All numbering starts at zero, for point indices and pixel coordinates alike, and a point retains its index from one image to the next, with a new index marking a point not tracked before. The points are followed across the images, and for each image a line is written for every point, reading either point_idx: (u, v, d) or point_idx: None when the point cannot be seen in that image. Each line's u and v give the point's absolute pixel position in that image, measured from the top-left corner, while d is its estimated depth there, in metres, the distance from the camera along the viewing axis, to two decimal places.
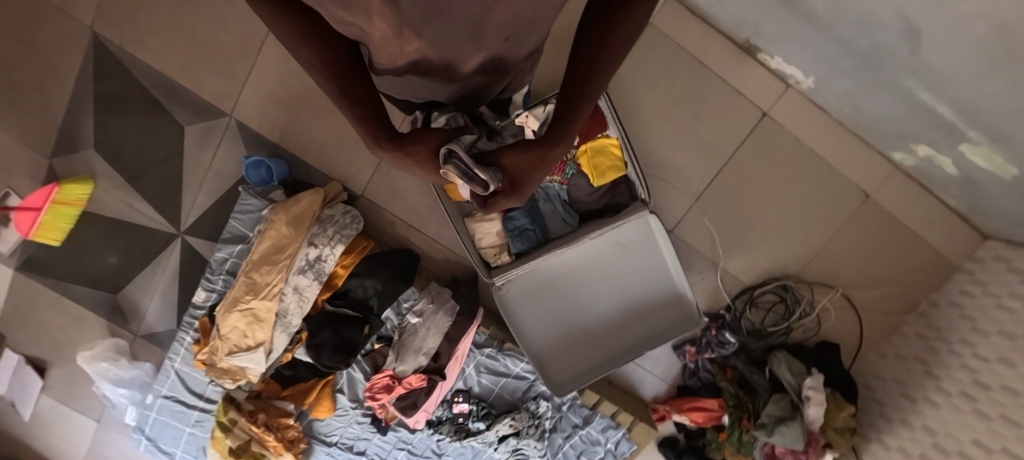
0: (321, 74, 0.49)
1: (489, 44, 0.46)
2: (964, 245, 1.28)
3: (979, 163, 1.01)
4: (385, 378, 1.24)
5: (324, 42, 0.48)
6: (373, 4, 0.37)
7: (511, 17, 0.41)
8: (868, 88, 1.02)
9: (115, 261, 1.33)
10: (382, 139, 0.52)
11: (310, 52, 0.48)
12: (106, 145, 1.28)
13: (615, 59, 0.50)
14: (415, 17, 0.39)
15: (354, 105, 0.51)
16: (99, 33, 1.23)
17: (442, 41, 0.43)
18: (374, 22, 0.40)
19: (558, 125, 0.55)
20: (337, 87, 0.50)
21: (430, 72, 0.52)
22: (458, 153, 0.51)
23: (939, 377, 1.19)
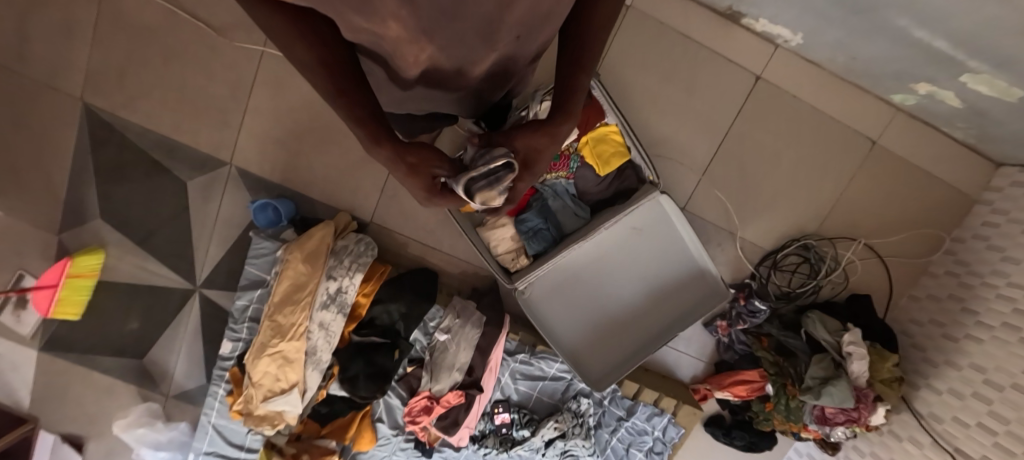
0: (320, 73, 0.42)
1: (502, 44, 0.46)
2: (978, 176, 1.28)
3: (983, 91, 1.01)
4: (422, 400, 1.24)
5: (325, 40, 0.41)
6: (391, 8, 0.36)
7: (524, 16, 0.42)
8: (860, 34, 1.02)
9: (138, 326, 1.34)
10: (382, 138, 0.48)
11: (310, 48, 0.40)
12: (112, 213, 1.29)
13: (603, 31, 0.53)
14: (431, 22, 0.39)
15: (358, 112, 0.45)
16: (90, 103, 1.24)
17: (455, 44, 0.44)
18: (389, 26, 0.39)
19: (562, 102, 0.56)
20: (338, 86, 0.43)
21: (442, 80, 0.53)
22: (469, 174, 0.51)
23: (976, 312, 1.19)
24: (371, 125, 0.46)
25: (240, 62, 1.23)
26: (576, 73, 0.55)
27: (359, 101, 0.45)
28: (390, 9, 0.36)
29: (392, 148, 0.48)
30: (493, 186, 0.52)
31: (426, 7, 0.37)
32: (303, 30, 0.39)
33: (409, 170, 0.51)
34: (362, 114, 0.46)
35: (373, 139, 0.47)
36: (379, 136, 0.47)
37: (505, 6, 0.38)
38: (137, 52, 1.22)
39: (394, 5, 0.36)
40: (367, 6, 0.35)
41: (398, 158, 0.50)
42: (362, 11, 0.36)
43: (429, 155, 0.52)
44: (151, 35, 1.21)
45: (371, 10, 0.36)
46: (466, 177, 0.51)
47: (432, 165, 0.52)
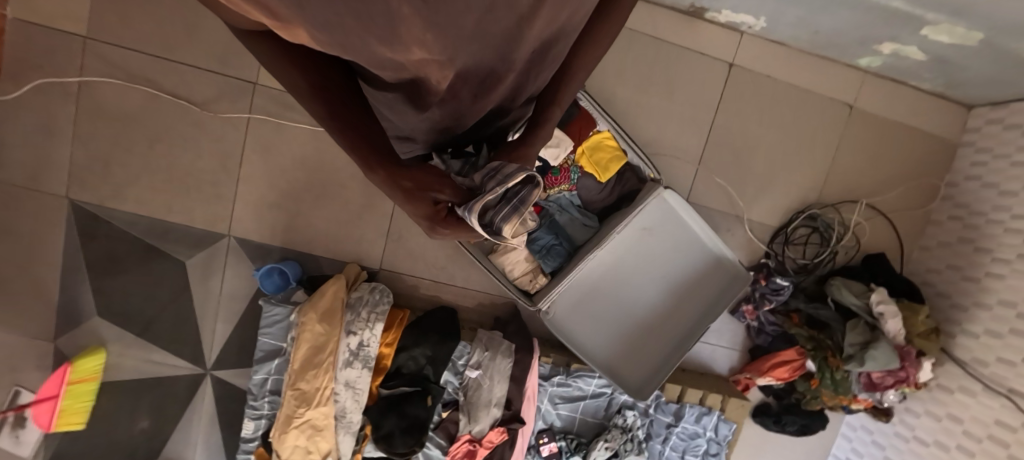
0: (311, 100, 0.42)
1: (515, 62, 0.43)
2: (955, 122, 1.33)
3: (943, 40, 1.06)
4: (464, 444, 1.19)
5: (320, 69, 0.41)
6: (419, 32, 0.31)
7: (543, 26, 0.39)
8: (820, 7, 1.07)
9: (148, 423, 1.27)
10: (377, 161, 0.46)
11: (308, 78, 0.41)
12: (110, 308, 1.24)
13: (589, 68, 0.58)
14: (457, 48, 0.35)
15: (354, 136, 0.45)
16: (76, 200, 1.21)
17: (473, 64, 0.40)
18: (414, 51, 0.33)
19: (534, 124, 0.57)
20: (332, 111, 0.43)
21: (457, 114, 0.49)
22: (487, 197, 0.44)
23: (991, 249, 1.21)
24: (367, 149, 0.46)
25: (227, 133, 1.22)
26: (550, 108, 0.57)
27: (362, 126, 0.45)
28: (419, 36, 0.31)
29: (388, 170, 0.46)
30: (519, 211, 0.45)
31: (452, 34, 0.33)
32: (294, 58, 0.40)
33: (405, 195, 0.47)
34: (355, 139, 0.45)
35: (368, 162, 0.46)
36: (371, 158, 0.45)
37: (526, 17, 0.36)
38: (120, 141, 1.21)
39: (421, 32, 0.31)
40: (395, 38, 0.30)
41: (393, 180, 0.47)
42: (390, 46, 0.31)
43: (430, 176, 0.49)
44: (133, 123, 1.20)
45: (398, 38, 0.31)
46: (481, 202, 0.44)
47: (431, 188, 0.48)
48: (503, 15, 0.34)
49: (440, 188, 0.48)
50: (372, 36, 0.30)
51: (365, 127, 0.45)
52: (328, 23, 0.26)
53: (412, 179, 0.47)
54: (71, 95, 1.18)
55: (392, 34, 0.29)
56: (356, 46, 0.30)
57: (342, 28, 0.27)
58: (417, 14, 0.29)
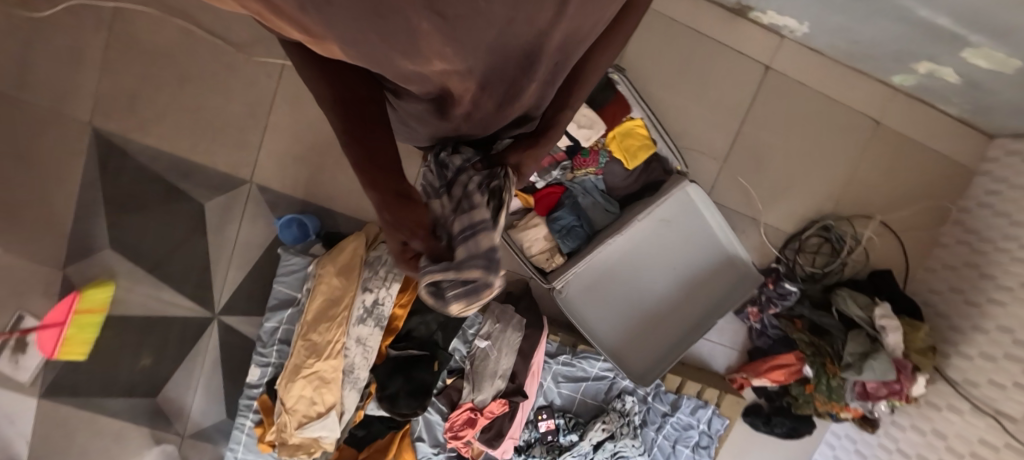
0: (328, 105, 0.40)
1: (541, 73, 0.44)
2: (974, 150, 1.36)
3: (981, 65, 1.08)
4: (465, 412, 1.20)
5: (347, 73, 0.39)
6: (435, 46, 0.32)
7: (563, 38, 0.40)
8: (866, 18, 1.08)
9: (150, 362, 1.27)
10: (380, 182, 0.43)
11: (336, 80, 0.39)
12: (124, 242, 1.23)
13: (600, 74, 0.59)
14: (475, 63, 0.36)
15: (366, 149, 0.41)
16: (100, 128, 1.19)
17: (498, 78, 0.41)
18: (433, 64, 0.34)
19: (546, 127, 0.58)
20: (347, 123, 0.40)
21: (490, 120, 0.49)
22: (435, 274, 0.40)
23: (995, 275, 1.24)
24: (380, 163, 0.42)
25: (259, 78, 1.21)
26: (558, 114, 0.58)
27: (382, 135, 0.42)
28: (438, 50, 0.33)
29: (385, 194, 0.43)
30: (470, 297, 0.41)
31: (472, 47, 0.34)
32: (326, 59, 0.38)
33: (390, 225, 0.44)
34: (366, 157, 0.42)
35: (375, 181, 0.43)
36: (376, 177, 0.43)
37: (547, 32, 0.37)
38: (151, 76, 1.19)
39: (441, 46, 0.32)
40: (416, 52, 0.32)
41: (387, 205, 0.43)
42: (411, 59, 0.33)
43: (420, 212, 0.43)
44: (166, 57, 1.19)
45: (416, 52, 0.32)
46: (431, 276, 0.40)
47: (409, 230, 0.43)
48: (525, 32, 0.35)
49: (417, 232, 0.43)
50: (397, 51, 0.32)
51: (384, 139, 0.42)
52: (355, 40, 0.29)
53: (398, 210, 0.43)
54: (105, 22, 1.16)
55: (414, 47, 0.31)
56: (380, 60, 0.33)
57: (369, 44, 0.30)
58: (437, 31, 0.30)
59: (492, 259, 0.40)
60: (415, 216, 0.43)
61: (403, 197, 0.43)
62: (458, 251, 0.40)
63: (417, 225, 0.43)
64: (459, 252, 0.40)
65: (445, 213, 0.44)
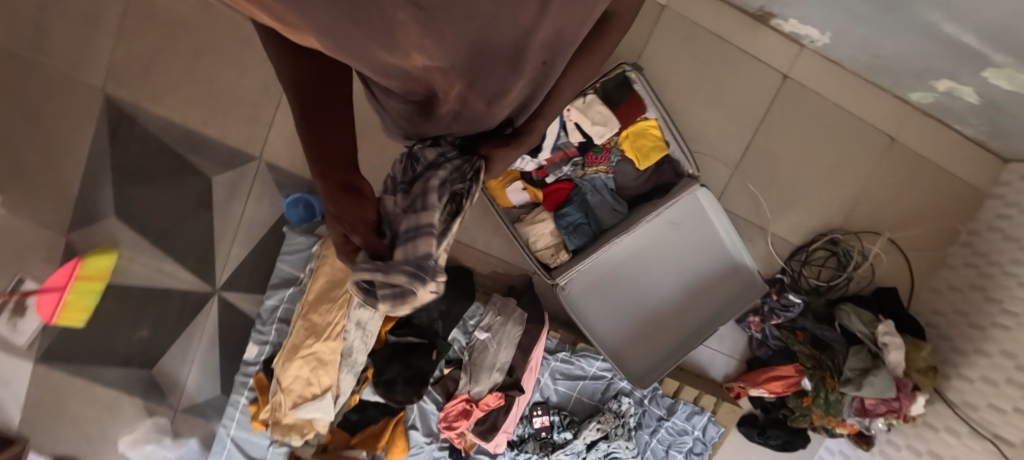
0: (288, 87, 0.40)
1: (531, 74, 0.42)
2: (987, 172, 1.34)
3: (1003, 86, 1.07)
4: (460, 403, 1.20)
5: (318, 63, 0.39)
6: (413, 37, 0.30)
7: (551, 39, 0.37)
8: (890, 31, 1.07)
9: (148, 333, 1.25)
10: (331, 175, 0.44)
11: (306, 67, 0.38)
12: (129, 212, 1.22)
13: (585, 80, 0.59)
14: (460, 58, 0.34)
15: (320, 140, 0.42)
16: (112, 95, 1.19)
17: (486, 80, 0.39)
18: (414, 57, 0.33)
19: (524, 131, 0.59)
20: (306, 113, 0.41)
21: (476, 122, 0.48)
22: (364, 274, 0.38)
23: (1001, 300, 1.22)
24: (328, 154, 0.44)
25: None
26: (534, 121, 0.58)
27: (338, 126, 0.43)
28: (418, 41, 0.31)
29: (333, 188, 0.44)
30: (402, 301, 0.38)
31: (455, 41, 0.32)
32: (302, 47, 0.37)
33: (335, 217, 0.44)
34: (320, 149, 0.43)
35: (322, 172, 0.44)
36: (327, 170, 0.44)
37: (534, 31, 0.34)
38: (167, 46, 1.19)
39: (419, 38, 0.30)
40: (395, 43, 0.30)
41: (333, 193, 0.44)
42: (390, 51, 0.31)
43: (366, 207, 0.44)
44: (182, 28, 1.18)
45: (394, 43, 0.30)
46: (357, 275, 0.38)
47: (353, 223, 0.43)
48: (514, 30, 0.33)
49: (360, 225, 0.43)
50: (374, 41, 0.30)
51: (340, 132, 0.44)
52: (327, 28, 0.27)
53: (345, 202, 0.43)
54: None
55: (390, 38, 0.29)
56: (358, 51, 0.31)
57: (343, 34, 0.28)
58: (415, 21, 0.28)
59: (424, 267, 0.38)
60: (359, 210, 0.43)
61: (350, 189, 0.44)
62: (397, 252, 0.39)
63: (363, 217, 0.43)
64: (397, 254, 0.39)
65: (395, 211, 0.44)
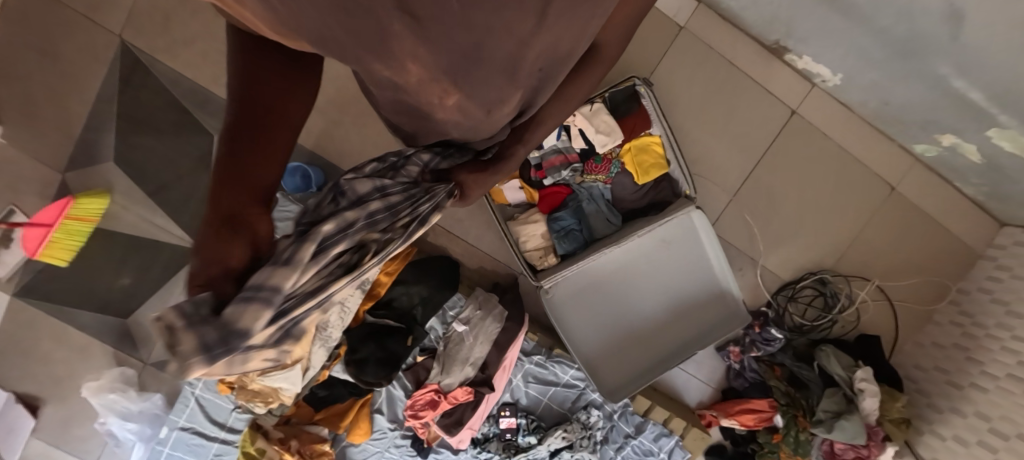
0: (232, 100, 0.47)
1: (526, 82, 0.47)
2: (983, 233, 1.33)
3: (1006, 147, 1.07)
4: (429, 393, 1.19)
5: (284, 87, 0.48)
6: (406, 46, 0.35)
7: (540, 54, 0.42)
8: (899, 78, 1.08)
9: (129, 281, 1.25)
10: (222, 198, 0.46)
11: (272, 87, 0.47)
12: (128, 159, 1.23)
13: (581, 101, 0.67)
14: (451, 67, 0.40)
15: (234, 155, 0.47)
16: (129, 42, 1.20)
17: (480, 90, 0.44)
18: (408, 69, 0.39)
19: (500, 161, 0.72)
20: (234, 124, 0.47)
21: (471, 123, 0.54)
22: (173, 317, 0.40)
23: (982, 362, 1.19)
24: (239, 177, 0.47)
25: None
26: (516, 146, 0.70)
27: (259, 152, 0.48)
28: (408, 51, 0.36)
29: (217, 207, 0.46)
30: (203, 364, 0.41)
31: (445, 48, 0.36)
32: (275, 69, 0.47)
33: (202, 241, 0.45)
34: (226, 165, 0.47)
35: (223, 179, 0.46)
36: (222, 188, 0.46)
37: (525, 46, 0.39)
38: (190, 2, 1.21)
39: (413, 46, 0.35)
40: (387, 54, 0.36)
41: (215, 215, 0.46)
42: (385, 61, 0.37)
43: (235, 250, 0.46)
44: None
45: (387, 55, 0.36)
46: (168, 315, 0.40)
47: (225, 254, 0.45)
48: (503, 40, 0.37)
49: (219, 270, 0.45)
50: (370, 52, 0.36)
51: (258, 153, 0.48)
52: (325, 34, 0.33)
53: (216, 236, 0.45)
54: None
55: (382, 47, 0.35)
56: (358, 59, 0.38)
57: (337, 39, 0.34)
58: (406, 31, 0.33)
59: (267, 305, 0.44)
60: (224, 252, 0.44)
61: (231, 223, 0.46)
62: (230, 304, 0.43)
63: (227, 262, 0.45)
64: (229, 308, 0.43)
65: (276, 256, 0.49)
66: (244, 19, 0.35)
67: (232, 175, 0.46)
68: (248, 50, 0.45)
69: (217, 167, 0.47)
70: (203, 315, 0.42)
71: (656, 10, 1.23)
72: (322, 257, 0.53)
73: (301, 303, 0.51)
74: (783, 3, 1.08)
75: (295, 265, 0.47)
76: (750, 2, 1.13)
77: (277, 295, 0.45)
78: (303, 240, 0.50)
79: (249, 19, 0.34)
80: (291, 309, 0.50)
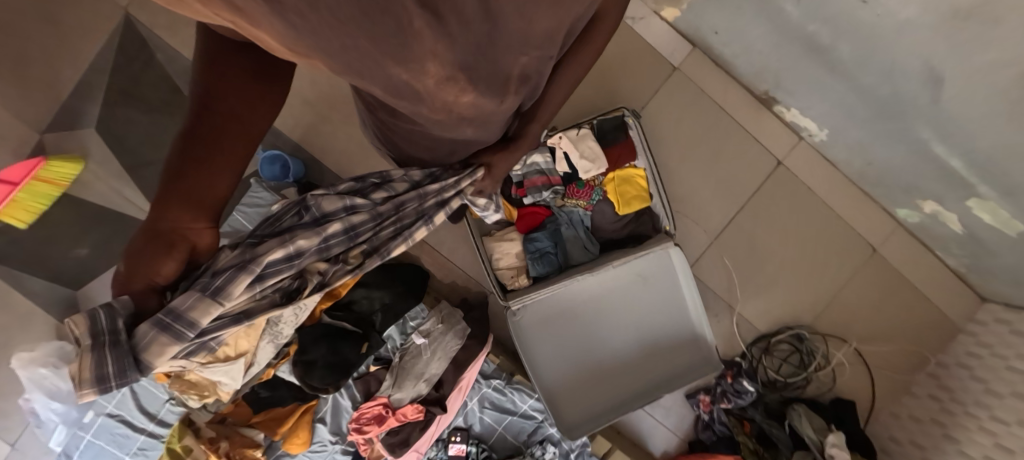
0: (189, 111, 0.48)
1: (533, 60, 0.46)
2: (965, 307, 1.30)
3: (985, 219, 1.07)
4: (377, 407, 1.13)
5: (243, 102, 0.48)
6: (427, 43, 0.33)
7: (550, 30, 0.41)
8: (882, 139, 1.09)
9: (87, 252, 1.21)
10: (169, 209, 0.52)
11: (228, 101, 0.47)
12: (110, 129, 1.22)
13: (572, 88, 0.71)
14: (469, 57, 0.38)
15: (183, 165, 0.50)
16: (133, 17, 1.22)
17: (491, 75, 0.44)
18: (427, 68, 0.37)
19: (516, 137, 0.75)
20: (187, 136, 0.49)
21: (480, 113, 0.53)
22: (81, 332, 0.52)
23: (958, 440, 1.13)
24: (172, 208, 0.52)
25: None
26: (529, 124, 0.72)
27: (205, 163, 0.50)
28: (430, 48, 0.34)
29: (162, 215, 0.52)
30: (107, 382, 0.53)
31: (463, 42, 0.35)
32: (239, 83, 0.46)
33: (147, 244, 0.53)
34: (173, 175, 0.50)
35: (166, 199, 0.51)
36: (168, 200, 0.51)
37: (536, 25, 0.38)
38: None
39: (433, 43, 0.33)
40: (406, 56, 0.34)
41: (153, 232, 0.53)
42: (403, 63, 0.35)
43: (165, 267, 0.56)
44: None
45: (408, 55, 0.34)
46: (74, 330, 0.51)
47: (154, 264, 0.55)
48: (519, 23, 0.37)
49: (144, 283, 0.56)
50: (389, 57, 0.33)
51: (205, 169, 0.50)
52: (344, 46, 0.30)
53: (152, 254, 0.54)
54: None
55: (405, 49, 0.33)
56: (373, 67, 0.35)
57: (357, 51, 0.31)
58: (429, 28, 0.31)
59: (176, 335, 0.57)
60: (154, 264, 0.54)
61: (161, 241, 0.53)
62: (144, 327, 0.55)
63: (153, 279, 0.56)
64: (142, 327, 0.55)
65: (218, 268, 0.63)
66: (238, 29, 0.30)
67: (169, 191, 0.51)
68: (208, 57, 0.44)
69: (162, 184, 0.51)
70: (117, 330, 0.53)
71: (653, 50, 1.26)
72: (261, 283, 0.66)
73: (225, 322, 0.66)
74: (773, 54, 1.10)
75: (223, 297, 0.60)
76: (742, 50, 1.16)
77: (189, 329, 0.58)
78: (241, 270, 0.63)
79: (246, 30, 0.30)
80: (211, 329, 0.65)
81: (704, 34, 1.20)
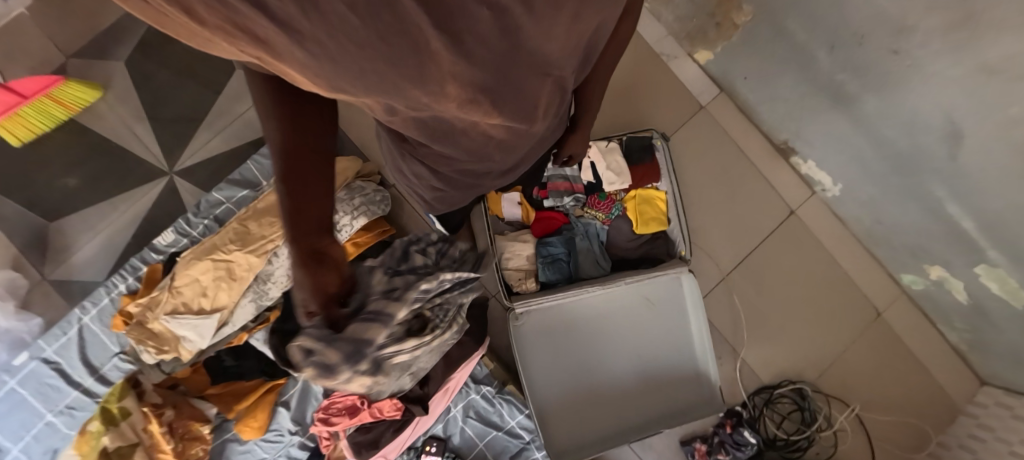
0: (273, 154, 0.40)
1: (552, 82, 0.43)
2: (965, 387, 1.27)
3: (992, 288, 1.07)
4: (351, 398, 0.99)
5: (323, 134, 0.41)
6: (446, 64, 0.30)
7: (574, 39, 0.40)
8: (895, 197, 1.12)
9: (74, 184, 1.14)
10: (301, 241, 0.42)
11: (316, 120, 0.39)
12: (139, 64, 1.18)
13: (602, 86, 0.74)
14: (493, 75, 0.35)
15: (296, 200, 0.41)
16: None
17: (517, 102, 0.41)
18: (447, 92, 0.34)
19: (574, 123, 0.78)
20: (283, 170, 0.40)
21: (510, 135, 0.50)
22: (308, 340, 0.42)
23: None
24: (299, 216, 0.42)
25: None
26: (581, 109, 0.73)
27: (310, 191, 0.42)
28: (450, 68, 0.31)
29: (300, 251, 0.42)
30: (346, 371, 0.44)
31: (487, 60, 0.33)
32: (314, 115, 0.39)
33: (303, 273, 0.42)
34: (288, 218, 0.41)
35: (294, 236, 0.42)
36: (299, 238, 0.42)
37: (552, 38, 0.36)
38: None
39: (452, 64, 0.31)
40: (425, 79, 0.31)
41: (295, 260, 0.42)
42: (423, 87, 0.32)
43: (332, 278, 0.44)
44: None
45: (426, 77, 0.31)
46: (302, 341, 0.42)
47: (325, 271, 0.43)
48: (543, 34, 0.34)
49: (321, 296, 0.43)
50: (409, 80, 0.31)
51: (312, 193, 0.42)
52: (361, 71, 0.28)
53: (318, 269, 0.43)
54: None
55: (423, 71, 0.30)
56: (392, 93, 0.32)
57: (376, 76, 0.29)
58: (448, 48, 0.29)
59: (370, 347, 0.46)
60: (320, 277, 0.43)
61: (317, 259, 0.43)
62: (353, 322, 0.44)
63: (328, 289, 0.43)
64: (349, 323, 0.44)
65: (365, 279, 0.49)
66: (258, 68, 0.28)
67: (301, 234, 0.42)
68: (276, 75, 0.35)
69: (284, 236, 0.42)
70: (331, 332, 0.43)
71: (684, 88, 1.33)
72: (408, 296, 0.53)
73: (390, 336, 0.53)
74: (797, 102, 1.16)
75: (399, 300, 0.49)
76: (767, 97, 1.22)
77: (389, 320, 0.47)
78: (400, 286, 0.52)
79: (269, 65, 0.27)
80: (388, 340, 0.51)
81: (733, 79, 1.27)
